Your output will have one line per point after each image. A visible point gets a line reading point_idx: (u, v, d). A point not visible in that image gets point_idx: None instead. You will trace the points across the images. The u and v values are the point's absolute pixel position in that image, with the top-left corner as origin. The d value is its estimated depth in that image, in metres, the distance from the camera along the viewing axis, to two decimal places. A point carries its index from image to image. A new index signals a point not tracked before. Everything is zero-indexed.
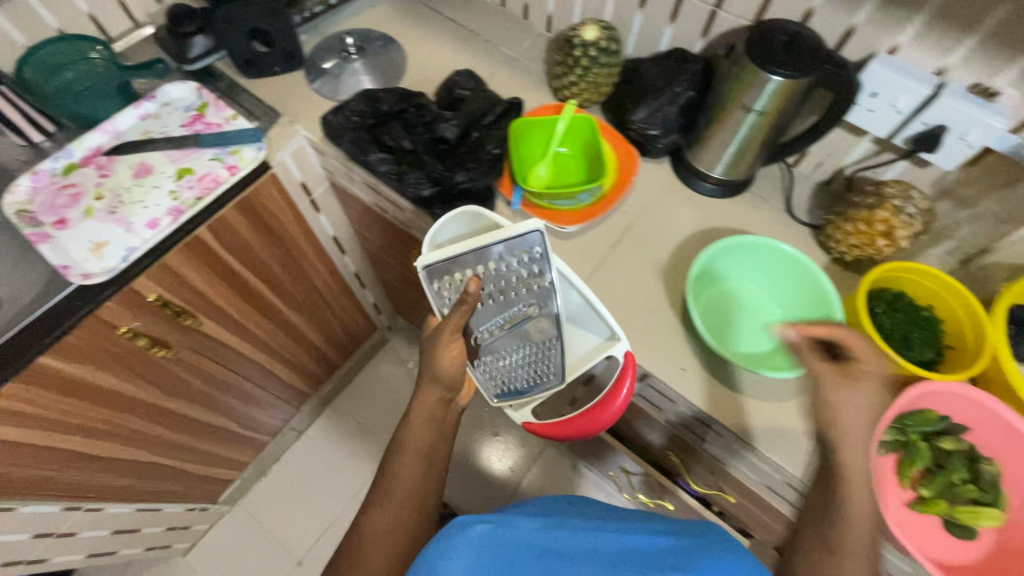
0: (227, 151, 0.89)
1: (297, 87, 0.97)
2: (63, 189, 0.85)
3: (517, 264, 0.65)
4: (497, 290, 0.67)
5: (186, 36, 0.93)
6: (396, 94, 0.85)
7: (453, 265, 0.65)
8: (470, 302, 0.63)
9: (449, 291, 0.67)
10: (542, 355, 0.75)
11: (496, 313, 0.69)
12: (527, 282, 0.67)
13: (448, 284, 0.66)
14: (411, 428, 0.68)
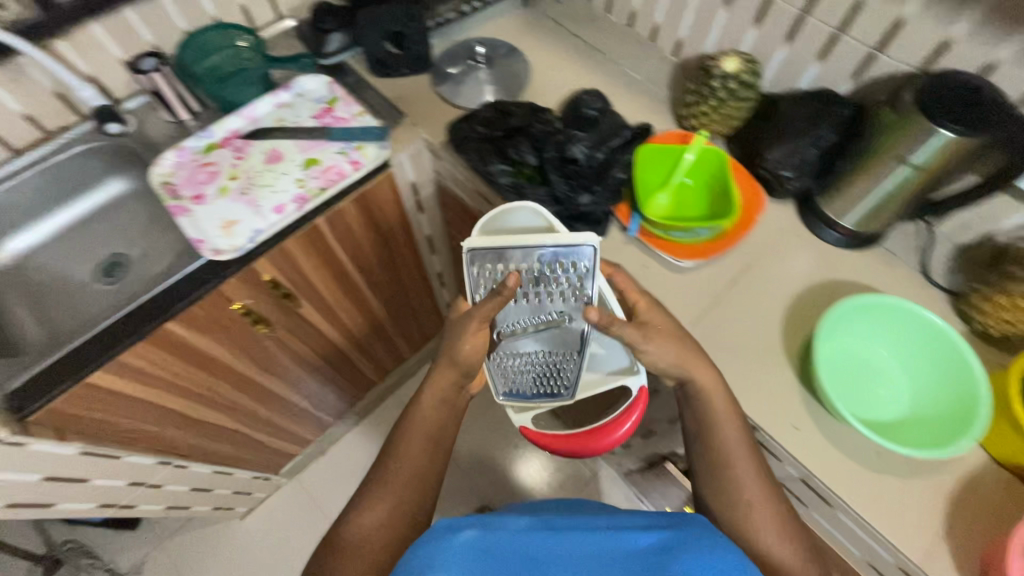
0: (352, 147, 0.92)
1: (422, 91, 0.99)
2: (203, 166, 0.91)
3: (559, 272, 0.64)
4: (533, 291, 0.66)
5: (325, 32, 0.98)
6: (528, 108, 0.85)
7: (499, 255, 0.64)
8: (506, 294, 0.62)
9: (486, 279, 0.66)
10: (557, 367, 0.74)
11: (527, 313, 0.68)
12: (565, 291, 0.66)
13: (488, 271, 0.65)
14: (419, 415, 0.70)
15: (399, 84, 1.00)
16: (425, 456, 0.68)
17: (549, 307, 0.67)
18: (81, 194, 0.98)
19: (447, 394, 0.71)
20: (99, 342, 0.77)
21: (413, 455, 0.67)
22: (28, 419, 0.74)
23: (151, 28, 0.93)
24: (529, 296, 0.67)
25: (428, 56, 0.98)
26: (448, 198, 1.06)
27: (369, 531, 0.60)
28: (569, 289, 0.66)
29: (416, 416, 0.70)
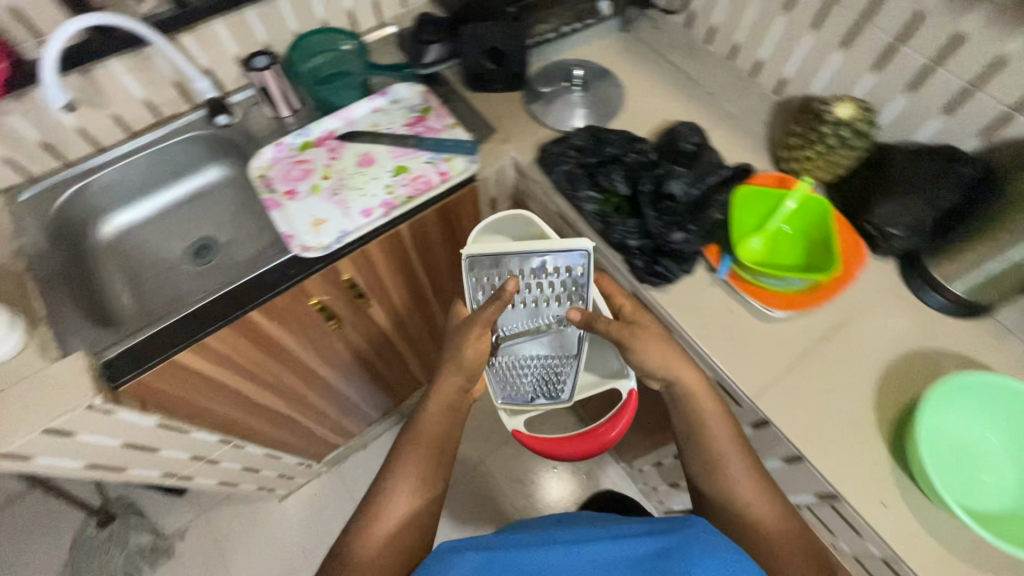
0: (441, 158, 0.93)
1: (514, 108, 0.99)
2: (298, 163, 0.94)
3: (556, 277, 0.73)
4: (532, 296, 0.75)
5: (426, 44, 1.00)
6: (624, 138, 0.85)
7: (500, 262, 0.72)
8: (504, 299, 0.69)
9: (486, 284, 0.74)
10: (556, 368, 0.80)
11: (526, 314, 0.76)
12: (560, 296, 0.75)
13: (489, 277, 0.73)
14: (422, 423, 0.72)
15: (492, 99, 1.00)
16: (424, 464, 0.69)
17: (547, 308, 0.76)
18: (183, 178, 1.04)
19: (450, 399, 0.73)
20: (190, 322, 0.81)
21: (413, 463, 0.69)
22: (118, 389, 0.78)
23: (267, 28, 0.97)
24: (529, 298, 0.75)
25: (524, 74, 0.98)
26: None
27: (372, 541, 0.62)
28: (566, 292, 0.75)
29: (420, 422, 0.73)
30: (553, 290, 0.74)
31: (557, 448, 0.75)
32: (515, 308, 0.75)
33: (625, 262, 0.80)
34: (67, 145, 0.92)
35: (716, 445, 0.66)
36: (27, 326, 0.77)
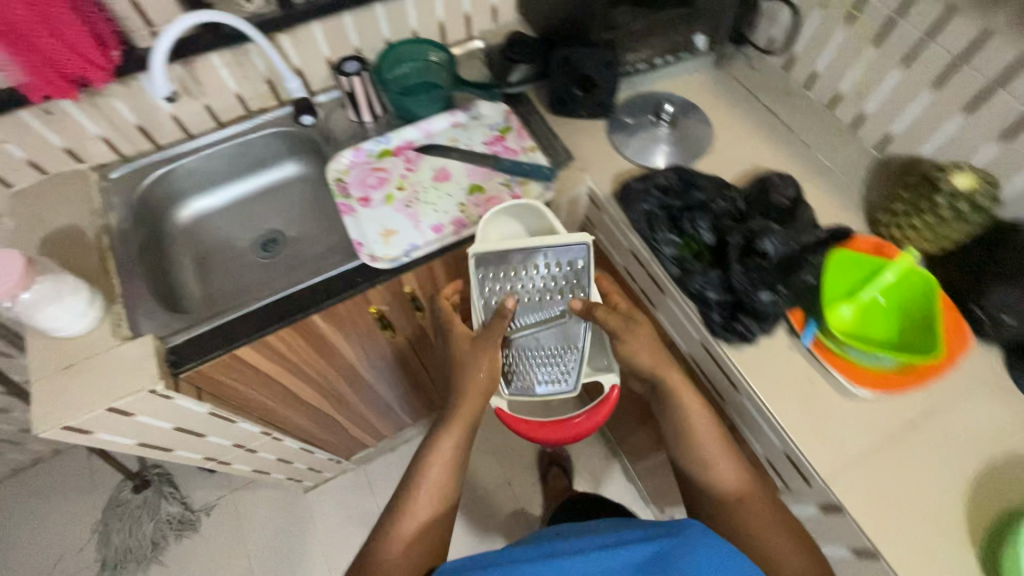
0: (517, 181, 0.92)
1: (595, 136, 0.96)
2: (375, 170, 0.94)
3: (559, 269, 0.76)
4: (535, 290, 0.77)
5: (513, 62, 0.99)
6: (715, 183, 0.81)
7: (507, 259, 0.76)
8: (507, 313, 0.74)
9: (494, 283, 0.77)
10: (558, 359, 0.79)
11: (530, 308, 0.78)
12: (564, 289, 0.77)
13: (497, 276, 0.76)
14: (440, 447, 0.74)
15: (574, 126, 0.98)
16: (443, 480, 0.73)
17: (551, 300, 0.77)
18: (261, 170, 1.06)
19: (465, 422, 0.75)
20: (254, 318, 0.82)
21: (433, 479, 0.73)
22: (178, 375, 0.80)
23: (360, 33, 0.98)
24: (533, 292, 0.77)
25: (610, 104, 0.96)
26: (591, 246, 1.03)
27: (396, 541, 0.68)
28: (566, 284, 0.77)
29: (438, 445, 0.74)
30: (556, 282, 0.77)
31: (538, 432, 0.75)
32: (521, 303, 0.77)
33: (700, 315, 0.76)
34: (160, 129, 0.95)
35: (707, 451, 0.72)
36: (104, 303, 0.80)
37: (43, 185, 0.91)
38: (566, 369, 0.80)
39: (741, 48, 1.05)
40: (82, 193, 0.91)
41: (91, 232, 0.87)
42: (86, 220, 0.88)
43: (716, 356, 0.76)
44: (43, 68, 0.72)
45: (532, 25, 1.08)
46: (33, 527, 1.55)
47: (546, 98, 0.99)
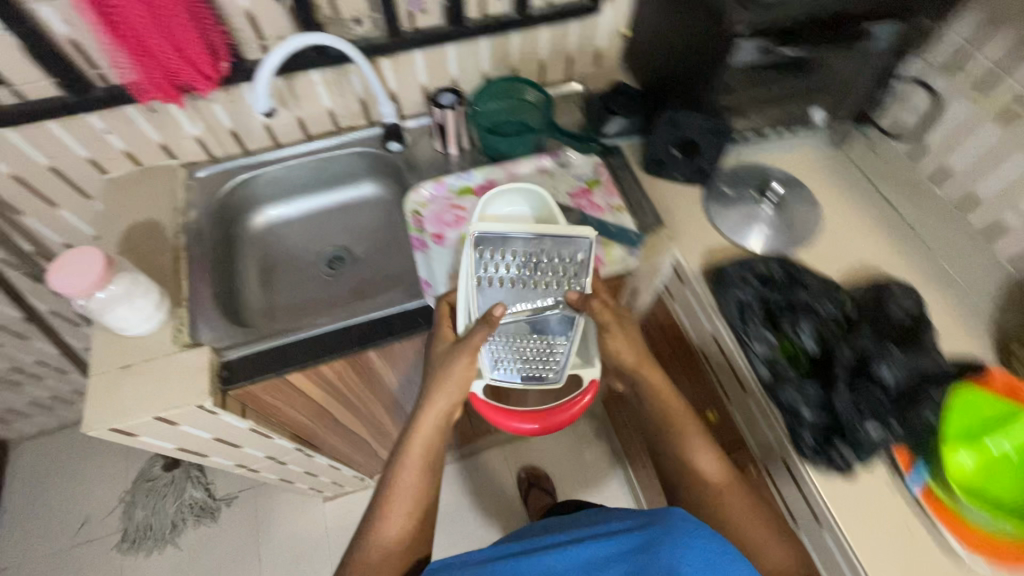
0: (599, 240, 0.86)
1: (689, 204, 0.90)
2: (453, 208, 0.91)
3: (559, 259, 0.68)
4: (528, 278, 0.68)
5: (609, 113, 0.95)
6: (824, 284, 0.73)
7: (513, 244, 0.66)
8: (492, 320, 0.66)
9: (493, 267, 0.67)
10: (545, 351, 0.72)
11: (525, 295, 0.69)
12: (560, 281, 0.69)
13: (499, 260, 0.67)
14: (411, 450, 0.70)
15: (667, 188, 0.92)
16: (420, 483, 0.69)
17: (548, 288, 0.69)
18: (339, 187, 1.05)
19: (437, 421, 0.71)
20: (310, 346, 0.80)
21: (410, 482, 0.69)
22: (227, 392, 0.78)
23: (459, 65, 0.96)
24: (532, 280, 0.68)
25: (711, 171, 0.89)
26: (665, 316, 0.95)
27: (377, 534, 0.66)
28: (567, 275, 0.69)
29: (412, 449, 0.70)
30: (553, 273, 0.68)
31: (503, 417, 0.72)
32: (515, 288, 0.69)
33: (789, 431, 0.67)
34: (250, 136, 0.95)
35: (687, 442, 0.69)
36: (170, 305, 0.79)
37: (135, 176, 0.94)
38: (553, 362, 0.73)
39: (862, 127, 0.96)
40: (169, 188, 0.93)
41: (169, 229, 0.88)
42: (168, 216, 0.89)
43: (794, 468, 0.68)
44: (156, 75, 0.73)
45: (637, 76, 1.03)
46: (68, 485, 1.60)
47: (642, 156, 0.93)
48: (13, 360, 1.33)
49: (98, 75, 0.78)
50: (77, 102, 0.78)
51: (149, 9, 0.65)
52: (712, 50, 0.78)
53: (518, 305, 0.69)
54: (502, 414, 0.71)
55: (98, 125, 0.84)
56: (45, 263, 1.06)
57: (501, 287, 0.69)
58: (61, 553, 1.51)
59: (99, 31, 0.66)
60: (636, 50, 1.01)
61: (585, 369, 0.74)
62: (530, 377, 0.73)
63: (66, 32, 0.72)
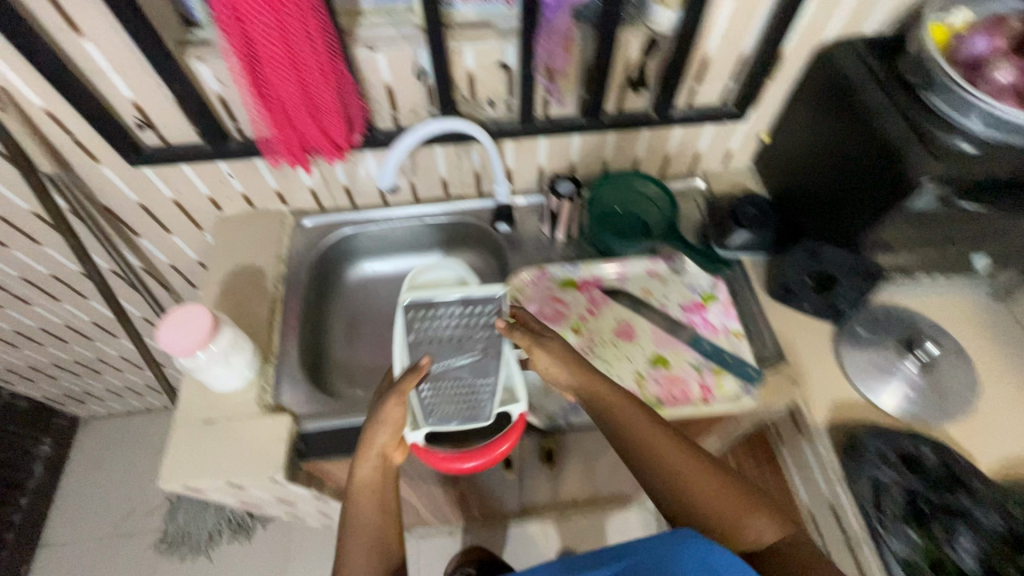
0: (710, 367, 0.79)
1: (817, 342, 0.80)
2: (555, 300, 0.86)
3: (475, 310, 0.59)
4: (446, 334, 0.60)
5: (734, 225, 0.87)
6: (993, 488, 0.63)
7: (434, 306, 0.59)
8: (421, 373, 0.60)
9: (418, 328, 0.60)
10: (471, 394, 0.63)
11: (450, 350, 0.60)
12: (480, 330, 0.60)
13: (421, 323, 0.60)
14: (358, 493, 0.63)
15: (792, 319, 0.83)
16: (381, 514, 0.63)
17: (474, 343, 0.60)
18: (436, 251, 1.03)
19: (377, 463, 0.64)
20: None
21: (366, 522, 0.62)
22: (300, 465, 0.75)
23: (582, 152, 0.92)
24: (457, 338, 0.60)
25: (849, 311, 0.79)
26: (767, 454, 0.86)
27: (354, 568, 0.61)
28: (489, 330, 0.60)
29: (363, 497, 0.63)
30: (469, 322, 0.60)
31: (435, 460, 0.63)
32: (437, 345, 0.60)
33: None
34: (361, 193, 0.95)
35: (644, 443, 0.61)
36: (260, 361, 0.79)
37: (247, 217, 0.95)
38: (483, 403, 0.63)
39: None
40: (276, 234, 0.94)
41: (270, 279, 0.88)
42: (271, 265, 0.90)
43: None
44: (288, 143, 0.72)
45: (769, 185, 0.96)
46: (124, 472, 1.67)
47: (767, 277, 0.86)
48: (101, 353, 1.39)
49: (236, 128, 0.79)
50: (212, 152, 0.79)
51: (301, 85, 0.65)
52: (880, 188, 0.69)
53: (442, 360, 0.61)
54: (428, 461, 0.63)
55: (225, 171, 0.86)
56: (149, 280, 1.11)
57: (425, 345, 0.60)
58: (106, 539, 1.57)
59: (248, 101, 0.66)
60: (773, 159, 0.93)
61: (513, 404, 0.64)
62: (462, 421, 0.63)
63: (217, 90, 0.73)
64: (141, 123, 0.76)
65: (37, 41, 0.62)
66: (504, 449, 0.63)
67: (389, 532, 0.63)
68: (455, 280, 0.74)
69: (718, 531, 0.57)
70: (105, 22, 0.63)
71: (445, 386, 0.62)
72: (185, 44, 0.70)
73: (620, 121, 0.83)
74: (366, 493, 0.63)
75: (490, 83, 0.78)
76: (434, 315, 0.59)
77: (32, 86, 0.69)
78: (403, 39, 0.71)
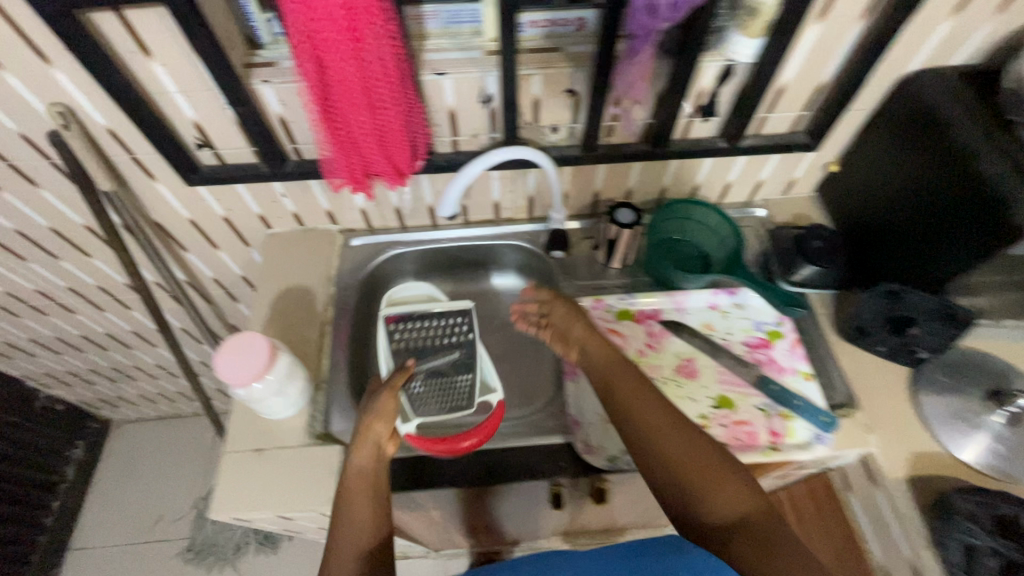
0: (778, 410, 0.75)
1: (892, 387, 0.76)
2: (612, 332, 0.83)
3: (446, 318, 0.84)
4: (428, 341, 0.81)
5: (803, 259, 0.83)
6: None
7: (414, 314, 0.83)
8: (410, 368, 0.70)
9: (404, 337, 0.81)
10: (451, 386, 0.79)
11: (431, 354, 0.80)
12: (457, 334, 0.82)
13: (407, 332, 0.82)
14: (346, 487, 0.59)
15: (863, 361, 0.79)
16: (368, 505, 0.57)
17: (450, 343, 0.81)
18: (483, 273, 1.00)
19: (373, 453, 0.61)
20: (445, 469, 0.74)
21: (352, 512, 0.57)
22: None
23: (640, 178, 0.89)
24: (438, 344, 0.81)
25: (928, 356, 0.75)
26: (833, 503, 0.81)
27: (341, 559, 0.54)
28: (463, 336, 0.82)
29: (354, 487, 0.59)
30: (448, 330, 0.82)
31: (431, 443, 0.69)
32: (421, 349, 0.81)
33: None
34: (412, 214, 0.93)
35: (631, 402, 0.60)
36: (311, 388, 0.77)
37: (296, 236, 0.94)
38: (464, 392, 0.79)
39: None
40: (325, 254, 0.92)
41: (320, 301, 0.87)
42: (320, 286, 0.88)
43: None
44: (349, 166, 0.68)
45: (834, 216, 0.91)
46: (153, 477, 1.67)
47: (838, 315, 0.82)
48: (137, 360, 1.40)
49: (293, 149, 0.77)
50: (269, 173, 0.77)
51: (372, 112, 0.64)
52: (979, 227, 0.65)
53: (425, 361, 0.80)
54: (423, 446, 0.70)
55: (279, 191, 0.85)
56: (192, 293, 1.10)
57: (410, 352, 0.80)
58: (133, 545, 1.57)
59: (316, 131, 0.65)
60: (840, 190, 0.89)
61: (490, 392, 0.78)
62: (447, 410, 0.77)
63: (279, 111, 0.72)
64: (200, 142, 0.75)
65: (107, 61, 0.61)
66: (468, 444, 0.69)
67: (381, 524, 0.57)
68: (426, 296, 0.88)
69: (686, 499, 0.52)
70: (175, 44, 0.62)
71: (430, 380, 0.79)
72: (250, 65, 0.69)
73: (686, 149, 0.79)
74: (356, 483, 0.59)
75: (555, 108, 0.75)
76: (411, 316, 0.83)
77: (96, 105, 0.68)
78: (471, 63, 0.69)
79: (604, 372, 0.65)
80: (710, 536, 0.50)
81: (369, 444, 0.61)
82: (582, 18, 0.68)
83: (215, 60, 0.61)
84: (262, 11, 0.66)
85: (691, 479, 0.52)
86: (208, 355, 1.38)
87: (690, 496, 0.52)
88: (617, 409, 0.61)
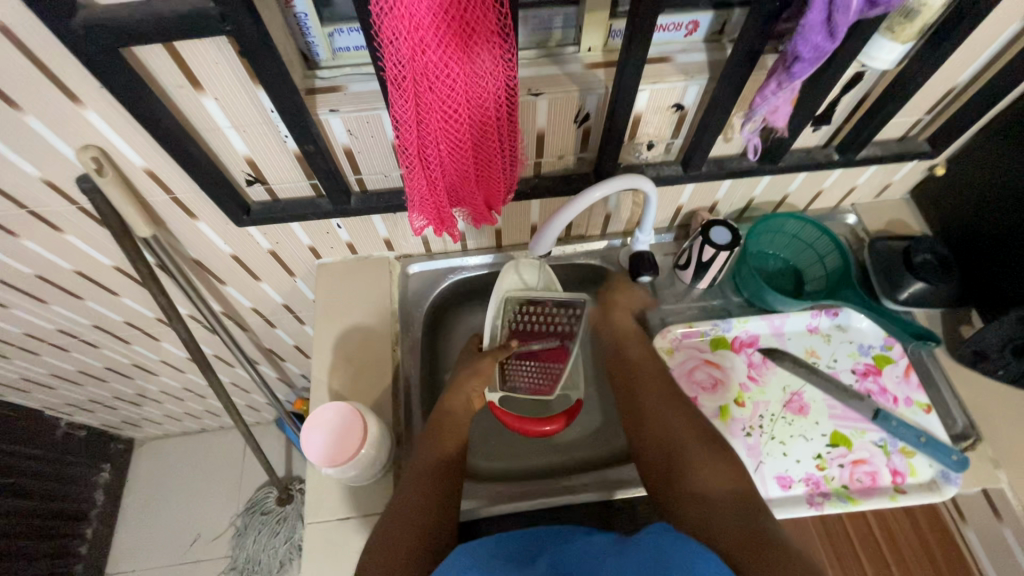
0: (897, 446, 0.70)
1: (1016, 416, 0.72)
2: (708, 364, 0.77)
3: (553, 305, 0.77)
4: (532, 322, 0.77)
5: (912, 276, 0.76)
6: None
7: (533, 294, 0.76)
8: (508, 349, 0.75)
9: (514, 315, 0.77)
10: (535, 371, 0.77)
11: (533, 335, 0.77)
12: (562, 320, 0.77)
13: (521, 309, 0.77)
14: (431, 429, 0.67)
15: (979, 386, 0.74)
16: (441, 455, 0.64)
17: (553, 329, 0.77)
18: None
19: (464, 401, 0.71)
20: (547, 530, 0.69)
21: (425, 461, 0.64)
22: None
23: (730, 190, 0.81)
24: (549, 330, 0.77)
25: None
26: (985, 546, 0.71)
27: (395, 521, 0.58)
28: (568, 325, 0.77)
29: (441, 439, 0.66)
30: (552, 314, 0.77)
31: (504, 414, 0.75)
32: (523, 330, 0.77)
33: None
34: (477, 237, 0.84)
35: (641, 371, 0.72)
36: (393, 443, 0.70)
37: (349, 265, 0.85)
38: (545, 382, 0.77)
39: None
40: (383, 285, 0.84)
41: (386, 341, 0.79)
42: (384, 324, 0.80)
43: None
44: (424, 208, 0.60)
45: (938, 222, 0.84)
46: (185, 495, 1.63)
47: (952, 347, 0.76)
48: (163, 385, 1.32)
49: (356, 180, 0.68)
50: (331, 210, 0.69)
51: (474, 153, 0.55)
52: None
53: (528, 342, 0.77)
54: (506, 419, 0.75)
55: (334, 223, 0.75)
56: (229, 322, 1.01)
57: (514, 330, 0.77)
58: (173, 567, 1.53)
59: (407, 178, 0.56)
60: (948, 196, 0.81)
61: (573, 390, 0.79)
62: (532, 392, 0.77)
63: (344, 141, 0.62)
64: (251, 178, 0.65)
65: (152, 101, 0.51)
66: (548, 429, 0.74)
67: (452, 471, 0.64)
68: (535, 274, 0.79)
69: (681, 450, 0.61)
70: (232, 76, 0.51)
71: (522, 361, 0.77)
72: (312, 91, 0.59)
73: (795, 165, 0.71)
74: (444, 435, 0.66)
75: (655, 124, 0.66)
76: (522, 294, 0.77)
77: (135, 146, 0.58)
78: (569, 79, 0.60)
79: (618, 342, 0.76)
80: (694, 483, 0.58)
81: (458, 411, 0.70)
82: (696, 21, 0.58)
83: (283, 95, 0.51)
84: (322, 25, 0.54)
85: (680, 456, 0.60)
86: (240, 376, 1.31)
87: (674, 466, 0.60)
88: (627, 389, 0.71)
